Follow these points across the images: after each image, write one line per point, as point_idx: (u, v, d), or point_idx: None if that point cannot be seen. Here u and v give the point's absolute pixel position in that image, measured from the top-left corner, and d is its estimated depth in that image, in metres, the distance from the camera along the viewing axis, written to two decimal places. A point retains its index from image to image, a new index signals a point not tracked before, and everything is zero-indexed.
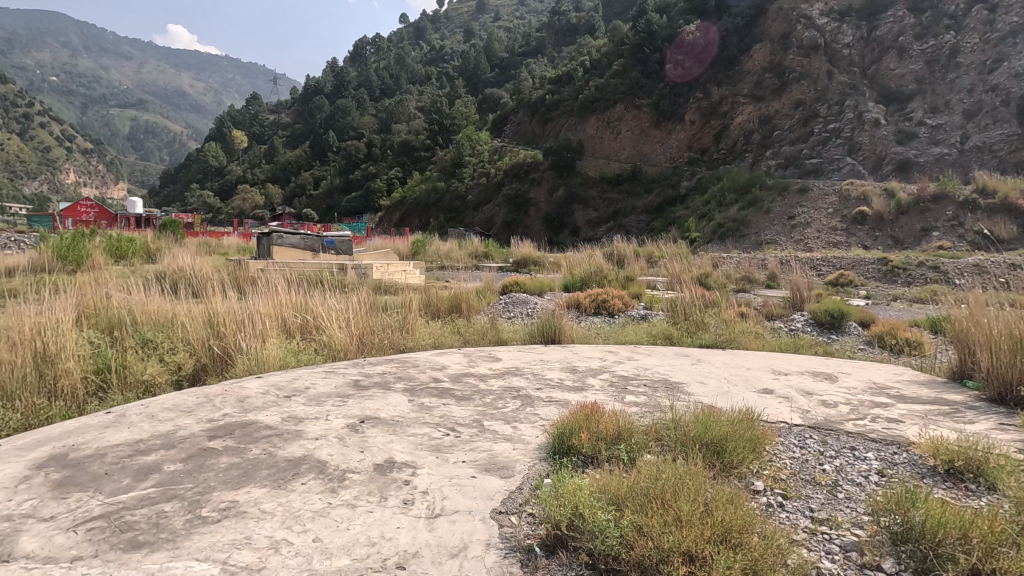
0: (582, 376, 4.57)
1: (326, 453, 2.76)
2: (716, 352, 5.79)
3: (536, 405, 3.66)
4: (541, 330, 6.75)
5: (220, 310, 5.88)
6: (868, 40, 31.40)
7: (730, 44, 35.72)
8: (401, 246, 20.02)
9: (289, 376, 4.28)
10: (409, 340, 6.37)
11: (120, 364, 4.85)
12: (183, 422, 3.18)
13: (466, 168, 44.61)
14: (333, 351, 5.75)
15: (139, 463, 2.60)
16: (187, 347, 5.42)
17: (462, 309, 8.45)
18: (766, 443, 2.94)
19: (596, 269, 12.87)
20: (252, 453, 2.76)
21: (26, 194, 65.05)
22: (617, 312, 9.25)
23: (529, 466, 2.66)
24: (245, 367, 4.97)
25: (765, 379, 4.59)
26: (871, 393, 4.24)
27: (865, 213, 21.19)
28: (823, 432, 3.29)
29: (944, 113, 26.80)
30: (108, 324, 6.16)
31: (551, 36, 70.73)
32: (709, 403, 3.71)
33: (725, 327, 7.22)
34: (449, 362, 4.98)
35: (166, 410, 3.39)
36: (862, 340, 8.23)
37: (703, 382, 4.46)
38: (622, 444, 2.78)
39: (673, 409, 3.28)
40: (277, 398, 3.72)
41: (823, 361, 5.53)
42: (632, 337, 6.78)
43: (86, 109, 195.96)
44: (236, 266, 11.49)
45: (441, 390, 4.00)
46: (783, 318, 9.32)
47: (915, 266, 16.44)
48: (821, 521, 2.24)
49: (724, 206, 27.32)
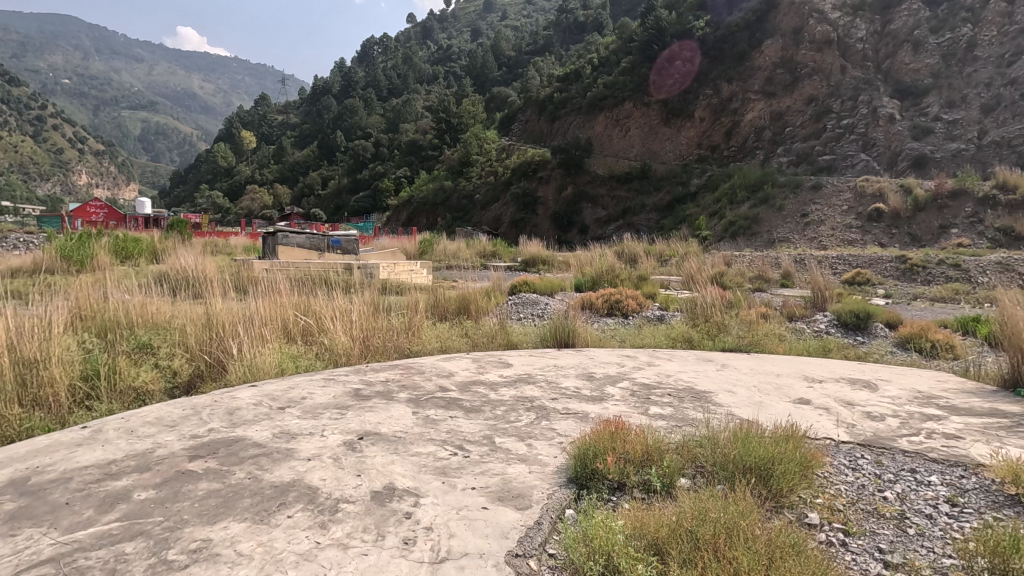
0: (601, 384, 4.21)
1: (318, 478, 2.44)
2: (742, 357, 5.41)
3: (551, 419, 3.33)
4: (552, 333, 6.43)
5: (218, 311, 5.65)
6: (882, 34, 30.77)
7: (740, 40, 35.13)
8: (408, 245, 19.78)
9: (286, 384, 3.99)
10: (415, 344, 6.05)
11: (111, 370, 4.62)
12: (164, 439, 2.88)
13: (474, 167, 44.33)
14: (334, 356, 5.44)
15: (106, 491, 2.29)
16: (184, 352, 5.17)
17: (470, 309, 8.15)
18: (816, 466, 2.60)
19: (607, 268, 12.51)
20: (235, 477, 2.44)
21: (37, 195, 65.57)
22: (632, 312, 8.90)
23: (548, 494, 2.33)
24: (239, 375, 4.66)
25: (799, 387, 4.21)
26: (919, 403, 3.86)
27: (881, 210, 20.65)
28: (876, 451, 2.93)
29: (960, 107, 26.11)
30: (104, 327, 5.93)
31: (557, 34, 70.12)
32: (744, 418, 3.36)
33: (747, 329, 6.85)
34: (458, 367, 4.66)
35: (147, 425, 3.09)
36: (891, 342, 7.83)
37: (731, 391, 4.10)
38: (653, 467, 2.47)
39: (707, 425, 2.94)
40: (270, 409, 3.42)
41: (859, 365, 5.15)
42: (650, 340, 6.43)
43: (97, 112, 196.85)
44: (240, 266, 11.29)
45: (448, 402, 3.66)
46: (805, 319, 8.89)
47: (934, 264, 15.96)
48: (898, 567, 1.91)
49: (736, 203, 26.83)
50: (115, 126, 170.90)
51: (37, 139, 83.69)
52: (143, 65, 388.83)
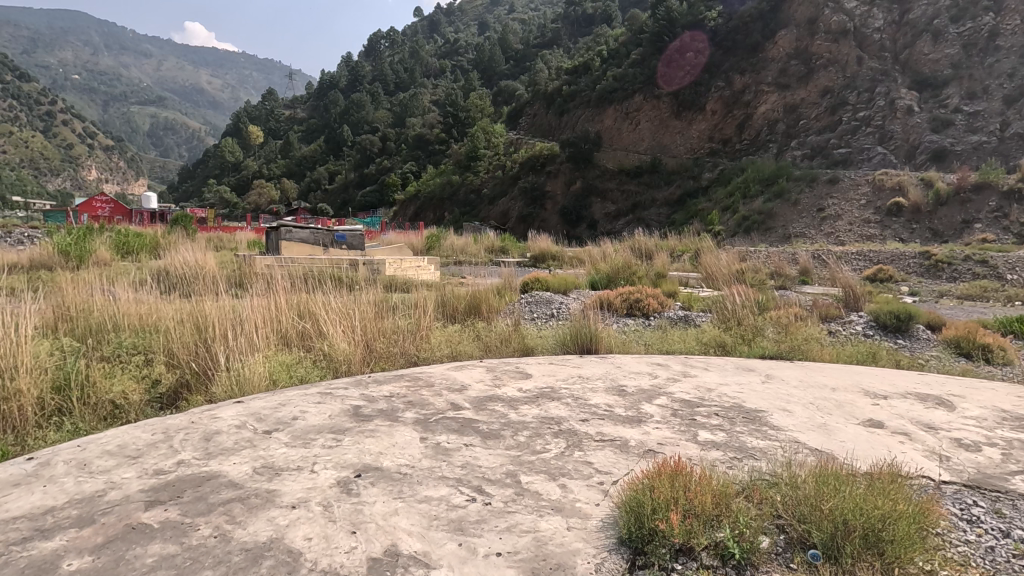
0: (636, 402, 3.66)
1: (302, 537, 1.94)
2: (787, 366, 4.87)
3: (584, 448, 2.80)
4: (573, 338, 5.89)
5: (209, 313, 5.19)
6: (900, 24, 29.81)
7: (754, 31, 34.30)
8: (414, 241, 19.31)
9: (276, 401, 3.49)
10: (422, 351, 5.51)
11: (84, 380, 4.19)
12: (122, 476, 2.39)
13: (481, 161, 43.75)
14: (333, 364, 4.93)
15: (27, 560, 1.81)
16: (169, 360, 4.71)
17: (481, 309, 7.62)
18: (930, 520, 2.04)
19: (623, 265, 11.91)
20: (198, 535, 1.94)
21: (48, 190, 65.79)
22: (653, 313, 8.35)
23: (598, 566, 1.82)
24: (225, 389, 4.14)
25: (863, 406, 3.65)
26: (1011, 427, 3.31)
27: (901, 204, 19.86)
28: (989, 494, 2.39)
29: (982, 99, 25.23)
30: (87, 328, 5.48)
31: (565, 27, 69.18)
32: (818, 451, 2.78)
33: (784, 332, 6.29)
34: (470, 379, 4.14)
35: (104, 456, 2.60)
36: (937, 346, 7.25)
37: (786, 410, 3.54)
38: (728, 526, 1.96)
39: (781, 469, 2.38)
40: (253, 435, 2.91)
41: (919, 377, 4.58)
42: (679, 345, 5.88)
43: (108, 107, 197.41)
44: (243, 262, 10.81)
45: (462, 425, 3.14)
46: (839, 320, 8.29)
47: (961, 260, 15.25)
48: None
49: (749, 197, 26.16)
50: (123, 121, 170.87)
51: (47, 135, 83.95)
52: (150, 60, 388.54)
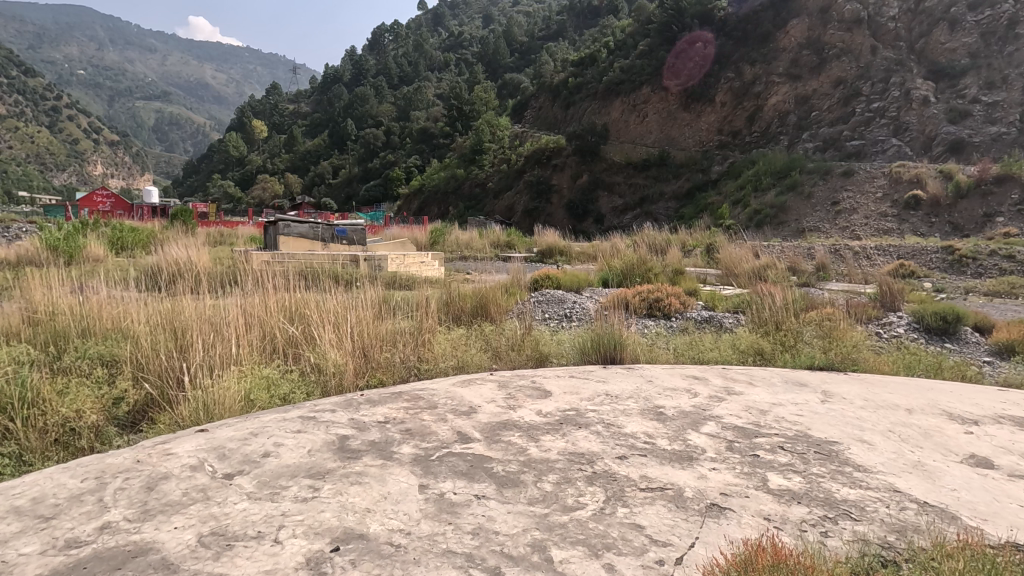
0: (680, 428, 3.05)
1: None
2: (843, 379, 4.22)
3: (629, 503, 2.17)
4: (594, 345, 5.28)
5: (189, 319, 4.59)
6: (916, 12, 28.72)
7: (764, 21, 33.26)
8: (418, 236, 18.72)
9: (247, 430, 2.90)
10: (424, 363, 4.85)
11: (37, 397, 3.58)
12: (21, 552, 1.81)
13: (486, 154, 43.00)
14: (323, 378, 4.31)
15: None
16: (137, 373, 4.08)
17: (489, 310, 6.99)
18: None
19: (637, 260, 11.24)
20: None
21: (54, 185, 65.35)
22: (674, 314, 7.71)
23: None
24: (193, 412, 3.52)
25: (960, 437, 3.00)
26: None
27: (919, 197, 19.15)
28: None
29: (1001, 88, 24.27)
30: (50, 335, 4.85)
31: (570, 19, 68.08)
32: (944, 518, 2.09)
33: (826, 336, 5.63)
34: (481, 399, 3.51)
35: (9, 518, 2.02)
36: (988, 352, 6.57)
37: (867, 442, 2.90)
38: None
39: (917, 557, 1.72)
40: (211, 480, 2.31)
41: (998, 395, 3.95)
42: (713, 353, 5.25)
43: (115, 104, 197.07)
44: (239, 258, 10.19)
45: (472, 463, 2.53)
46: (878, 321, 7.61)
47: (986, 256, 14.49)
48: None
49: (760, 190, 25.39)
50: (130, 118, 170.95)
51: (53, 131, 83.76)
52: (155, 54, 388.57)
